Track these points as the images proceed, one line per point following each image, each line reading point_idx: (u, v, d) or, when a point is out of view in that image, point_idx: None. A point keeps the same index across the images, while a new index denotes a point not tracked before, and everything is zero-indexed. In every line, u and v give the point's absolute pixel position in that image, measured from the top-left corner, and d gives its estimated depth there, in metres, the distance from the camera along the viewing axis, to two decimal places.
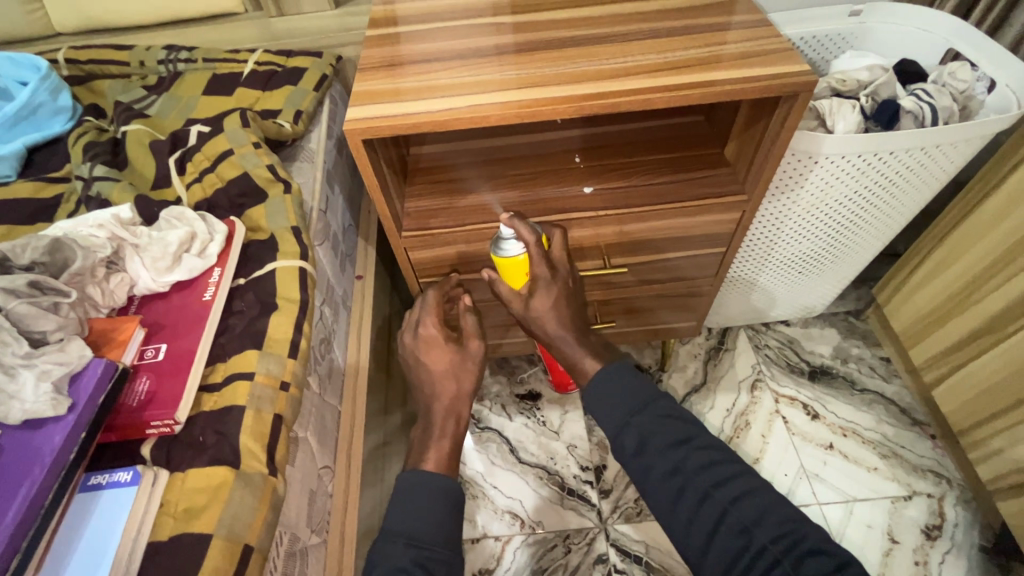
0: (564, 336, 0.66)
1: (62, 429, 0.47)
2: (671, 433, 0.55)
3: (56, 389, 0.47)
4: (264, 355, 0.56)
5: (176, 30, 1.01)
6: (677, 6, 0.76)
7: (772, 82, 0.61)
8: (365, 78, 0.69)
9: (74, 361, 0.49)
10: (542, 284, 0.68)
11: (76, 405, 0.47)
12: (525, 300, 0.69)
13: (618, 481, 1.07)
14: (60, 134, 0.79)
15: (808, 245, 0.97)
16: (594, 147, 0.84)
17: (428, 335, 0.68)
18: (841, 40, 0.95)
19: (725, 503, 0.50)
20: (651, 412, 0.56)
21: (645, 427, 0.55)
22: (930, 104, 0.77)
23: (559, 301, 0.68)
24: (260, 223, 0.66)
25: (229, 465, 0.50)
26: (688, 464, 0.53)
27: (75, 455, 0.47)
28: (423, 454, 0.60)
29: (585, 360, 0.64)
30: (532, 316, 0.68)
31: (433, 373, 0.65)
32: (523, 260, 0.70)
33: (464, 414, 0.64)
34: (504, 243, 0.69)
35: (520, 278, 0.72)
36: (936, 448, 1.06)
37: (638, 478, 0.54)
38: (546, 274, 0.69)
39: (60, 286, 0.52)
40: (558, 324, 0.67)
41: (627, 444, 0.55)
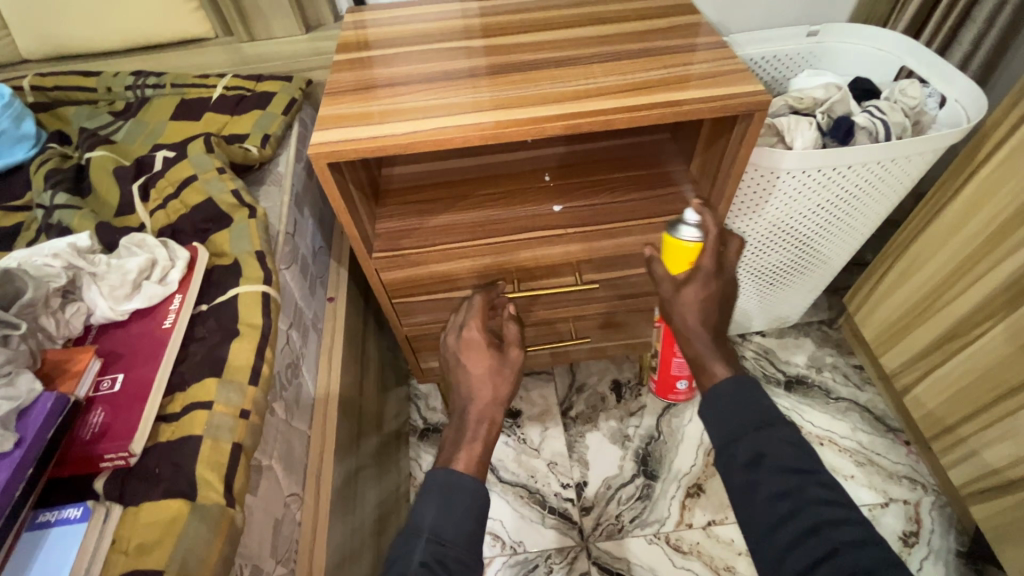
0: (699, 331, 0.65)
1: (9, 466, 0.45)
2: (790, 457, 0.52)
3: (1, 424, 0.45)
4: (223, 383, 0.55)
5: (145, 55, 1.01)
6: (640, 30, 0.78)
7: (729, 103, 0.63)
8: (334, 102, 0.69)
9: (22, 395, 0.47)
10: (700, 275, 0.68)
11: (24, 440, 0.46)
12: (677, 284, 0.69)
13: (599, 497, 1.07)
14: (22, 162, 0.78)
15: (777, 258, 0.99)
16: (564, 166, 0.85)
17: (471, 339, 0.73)
18: (799, 59, 0.99)
19: (833, 541, 0.46)
20: (777, 432, 0.53)
21: (766, 446, 0.52)
22: (883, 121, 0.80)
23: (710, 298, 0.66)
24: (223, 248, 0.66)
25: (184, 497, 0.49)
26: (807, 491, 0.49)
27: (21, 492, 0.45)
28: (452, 455, 0.61)
29: (715, 365, 0.61)
30: (678, 303, 0.67)
31: (470, 373, 0.69)
32: (694, 247, 0.71)
33: (497, 421, 0.65)
34: (681, 227, 0.71)
35: (682, 265, 0.73)
36: (910, 454, 1.08)
37: (741, 492, 0.52)
38: (709, 267, 0.68)
39: (9, 318, 0.50)
40: (701, 319, 0.65)
41: (738, 455, 0.53)
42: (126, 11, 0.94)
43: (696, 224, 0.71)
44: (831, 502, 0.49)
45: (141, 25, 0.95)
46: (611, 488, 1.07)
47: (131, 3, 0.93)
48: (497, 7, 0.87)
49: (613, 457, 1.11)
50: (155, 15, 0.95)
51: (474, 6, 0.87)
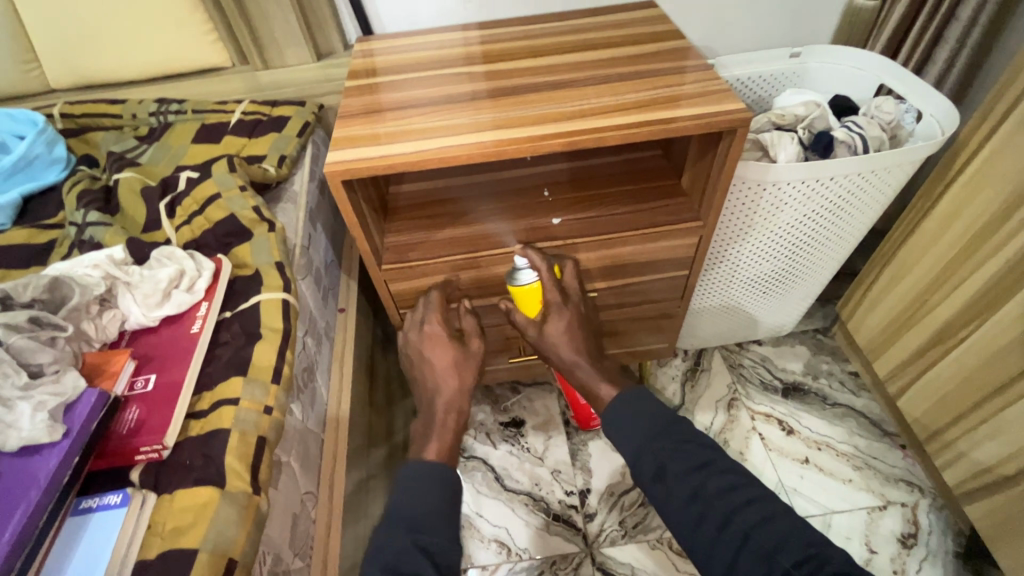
0: (579, 361, 0.74)
1: (57, 454, 0.49)
2: (690, 457, 0.58)
3: (51, 417, 0.50)
4: (248, 382, 0.59)
5: (167, 84, 1.07)
6: (631, 54, 0.84)
7: (713, 120, 0.68)
8: (346, 124, 0.74)
9: (69, 391, 0.52)
10: (554, 310, 0.77)
11: (71, 432, 0.50)
12: (539, 326, 0.77)
13: (603, 504, 1.09)
14: (54, 183, 0.83)
15: (770, 267, 1.03)
16: (562, 182, 0.90)
17: (433, 332, 0.76)
18: (784, 79, 1.04)
19: (745, 526, 0.53)
20: (669, 441, 0.60)
21: (666, 453, 0.59)
22: (860, 135, 0.84)
23: (570, 325, 0.76)
24: (245, 260, 0.70)
25: (216, 483, 0.52)
26: (709, 487, 0.56)
27: (68, 479, 0.49)
28: (423, 447, 0.66)
29: (600, 387, 0.71)
30: (545, 340, 0.76)
31: (438, 368, 0.73)
32: (534, 287, 0.78)
33: (463, 410, 0.71)
34: (518, 274, 0.78)
35: (535, 305, 0.79)
36: (907, 457, 1.10)
37: (660, 503, 0.58)
38: (556, 301, 0.77)
39: (58, 320, 0.55)
40: (571, 348, 0.75)
41: (645, 470, 0.59)
42: (150, 43, 1.00)
43: (526, 266, 0.78)
44: (741, 485, 0.56)
45: (164, 56, 1.02)
46: (614, 495, 1.10)
47: (156, 36, 0.99)
48: (496, 35, 0.93)
49: (615, 464, 1.14)
50: (178, 47, 1.01)
51: (475, 35, 0.93)
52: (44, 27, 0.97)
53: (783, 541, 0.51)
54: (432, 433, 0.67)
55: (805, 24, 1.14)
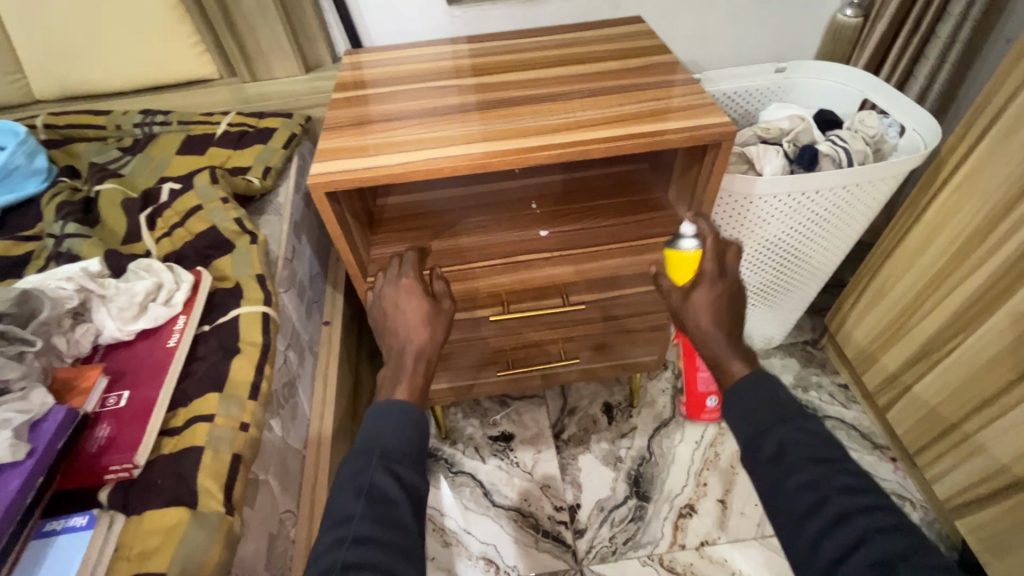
0: (715, 334, 0.65)
1: (20, 474, 0.47)
2: (814, 447, 0.51)
3: (15, 435, 0.47)
4: (224, 398, 0.58)
5: (153, 95, 1.06)
6: (618, 69, 0.84)
7: (700, 133, 0.68)
8: (332, 136, 0.74)
9: (35, 408, 0.50)
10: (707, 280, 0.68)
11: (35, 451, 0.48)
12: (686, 292, 0.69)
13: (593, 520, 1.07)
14: (33, 195, 0.81)
15: (757, 279, 1.03)
16: (550, 194, 0.90)
17: (409, 285, 0.73)
18: (769, 94, 1.05)
19: (862, 529, 0.45)
20: (798, 423, 0.53)
21: (788, 436, 0.52)
22: (845, 148, 0.85)
23: (720, 299, 0.67)
24: (225, 273, 0.69)
25: (184, 504, 0.50)
26: (830, 481, 0.48)
27: (31, 499, 0.48)
28: (392, 390, 0.64)
29: (731, 363, 0.62)
30: (688, 307, 0.68)
31: (409, 319, 0.70)
32: (695, 255, 0.74)
33: (433, 361, 0.68)
34: (682, 239, 0.75)
35: (686, 275, 0.75)
36: (897, 470, 1.09)
37: (769, 489, 0.50)
38: (713, 271, 0.69)
39: (26, 335, 0.53)
40: (714, 320, 0.66)
41: (762, 450, 0.52)
42: (137, 55, 1.00)
43: (694, 235, 0.75)
44: (863, 489, 0.48)
45: (150, 68, 1.02)
46: (604, 510, 1.08)
47: (142, 47, 0.99)
48: (486, 49, 0.93)
49: (606, 478, 1.12)
50: (165, 58, 1.01)
51: (464, 48, 0.94)
52: (29, 38, 0.96)
53: (907, 550, 0.43)
54: (399, 382, 0.65)
55: (789, 41, 1.15)
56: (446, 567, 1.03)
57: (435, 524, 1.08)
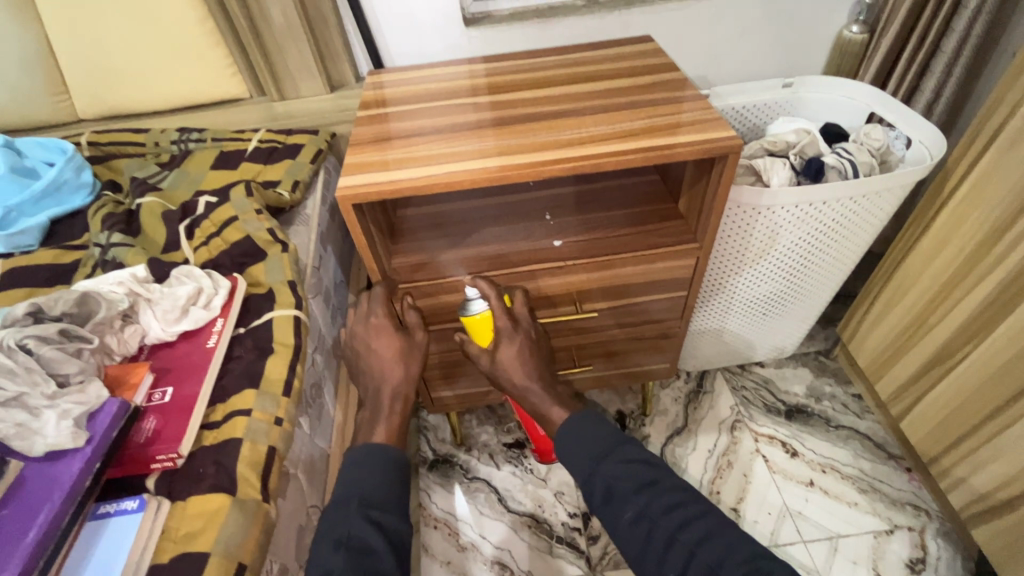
0: (532, 387, 0.75)
1: (79, 460, 0.51)
2: (636, 478, 0.61)
3: (75, 425, 0.52)
4: (260, 395, 0.61)
5: (188, 114, 1.13)
6: (628, 86, 0.88)
7: (707, 146, 0.71)
8: (356, 151, 0.78)
9: (92, 401, 0.54)
10: (505, 337, 0.77)
11: (93, 439, 0.52)
12: (491, 354, 0.78)
13: (606, 527, 1.08)
14: (79, 208, 0.87)
15: (767, 289, 1.05)
16: (563, 205, 0.93)
17: (378, 323, 0.75)
18: (777, 108, 1.08)
19: (688, 545, 0.55)
20: (616, 459, 0.63)
21: (611, 475, 0.62)
22: (850, 160, 0.88)
23: (522, 353, 0.77)
24: (259, 279, 0.73)
25: (226, 491, 0.54)
26: (653, 507, 0.58)
27: (89, 483, 0.51)
28: (372, 431, 0.68)
29: (552, 412, 0.73)
30: (498, 367, 0.77)
31: (383, 359, 0.73)
32: (484, 317, 0.78)
33: (409, 396, 0.72)
34: (470, 304, 0.78)
35: (487, 336, 0.80)
36: (913, 480, 1.09)
37: (610, 524, 0.60)
38: (506, 327, 0.77)
39: (84, 333, 0.59)
40: (524, 374, 0.76)
41: (595, 494, 0.62)
42: (175, 77, 1.06)
43: (478, 298, 0.79)
44: (683, 502, 0.59)
45: (186, 88, 1.08)
46: None
47: (179, 69, 1.05)
48: (500, 68, 0.98)
49: None
50: (199, 79, 1.07)
51: (480, 67, 0.98)
52: (76, 62, 1.03)
53: (727, 555, 0.54)
54: (379, 420, 0.69)
55: (796, 57, 1.18)
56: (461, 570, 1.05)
57: (451, 528, 1.10)
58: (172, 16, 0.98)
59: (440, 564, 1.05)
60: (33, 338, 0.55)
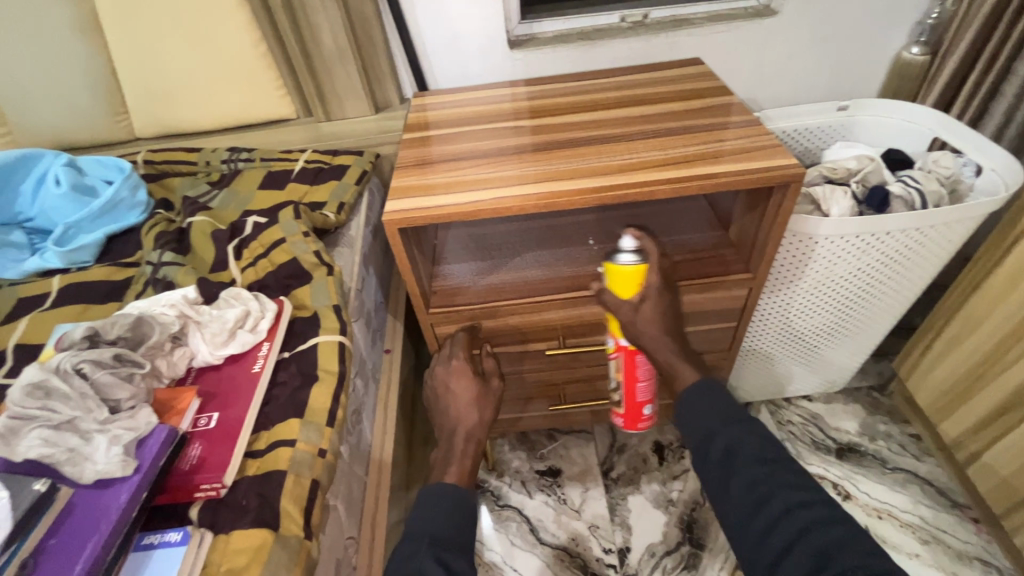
0: (667, 343, 0.71)
1: (128, 489, 0.51)
2: (760, 449, 0.59)
3: (124, 452, 0.52)
4: (305, 424, 0.61)
5: (237, 134, 1.16)
6: (677, 110, 0.85)
7: (765, 175, 0.68)
8: (401, 175, 0.78)
9: (142, 427, 0.54)
10: (649, 293, 0.72)
11: (141, 467, 0.52)
12: (635, 305, 0.72)
13: (643, 565, 1.03)
14: (133, 225, 0.89)
15: (819, 320, 1.00)
16: (605, 230, 0.91)
17: (459, 365, 0.79)
18: (832, 132, 1.04)
19: (803, 520, 0.51)
20: (748, 428, 0.61)
21: (733, 440, 0.60)
22: (918, 189, 0.83)
23: (665, 311, 0.72)
24: (304, 302, 0.73)
25: (269, 526, 0.52)
26: (772, 479, 0.55)
27: (136, 513, 0.51)
28: (444, 472, 0.69)
29: (681, 368, 0.70)
30: (637, 322, 0.72)
31: (459, 401, 0.76)
32: (636, 271, 0.70)
33: (482, 442, 0.74)
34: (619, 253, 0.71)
35: (630, 289, 0.72)
36: (980, 532, 1.01)
37: (719, 487, 0.58)
38: (655, 284, 0.71)
39: (137, 358, 0.59)
40: (663, 330, 0.72)
41: (713, 452, 0.60)
42: (227, 98, 1.09)
43: (635, 250, 0.71)
44: (799, 485, 0.55)
45: (236, 109, 1.11)
46: (655, 556, 1.04)
47: (232, 91, 1.08)
48: (544, 91, 0.97)
49: (657, 522, 1.08)
50: (249, 100, 1.10)
51: (523, 90, 0.98)
52: (137, 84, 1.07)
53: (845, 539, 0.49)
54: (451, 461, 0.70)
55: (851, 80, 1.14)
56: None
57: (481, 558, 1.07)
58: (228, 39, 1.02)
59: None
60: (89, 362, 0.56)
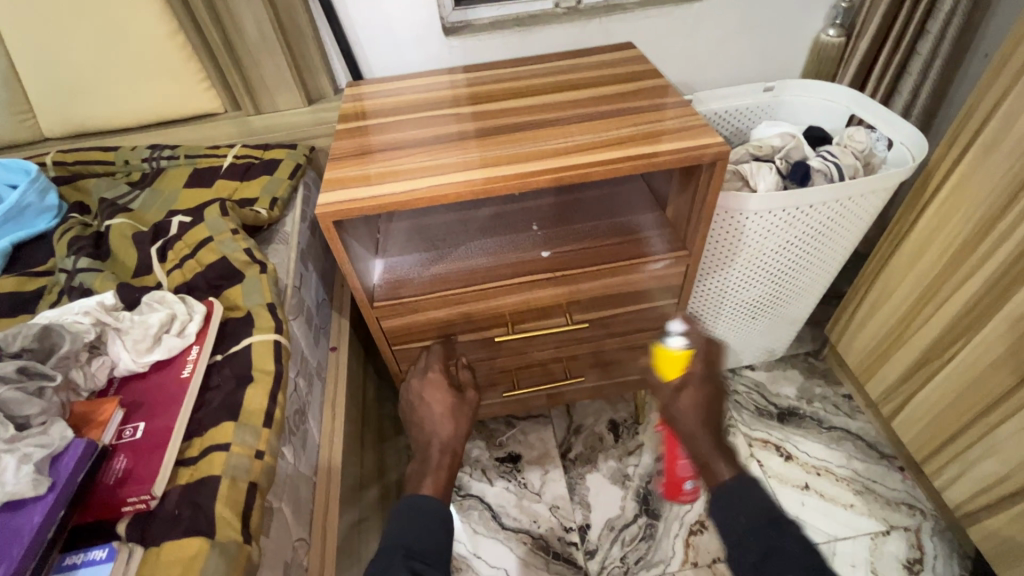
0: (699, 434, 0.74)
1: (42, 508, 0.48)
2: (801, 557, 0.56)
3: (36, 470, 0.49)
4: (239, 427, 0.59)
5: (159, 130, 1.09)
6: (614, 93, 0.87)
7: (691, 154, 0.70)
8: (336, 166, 0.76)
9: (55, 443, 0.51)
10: (693, 381, 0.81)
11: (57, 484, 0.49)
12: (674, 389, 0.81)
13: (603, 540, 1.06)
14: (45, 231, 0.83)
15: (756, 293, 1.05)
16: (549, 215, 0.92)
17: (434, 378, 0.83)
18: (760, 112, 1.08)
19: None
20: (783, 530, 0.59)
21: (768, 543, 0.59)
22: (835, 163, 0.87)
23: (705, 401, 0.78)
24: (236, 302, 0.70)
25: (204, 534, 0.51)
26: None
27: (53, 533, 0.48)
28: (419, 483, 0.71)
29: (716, 463, 0.70)
30: (677, 407, 0.79)
31: (435, 413, 0.80)
32: (683, 353, 0.86)
33: (457, 454, 0.76)
34: (670, 339, 0.89)
35: (675, 371, 0.84)
36: (906, 479, 1.09)
37: None
38: (698, 372, 0.81)
39: (47, 369, 0.55)
40: (698, 421, 0.76)
41: (747, 557, 0.59)
42: (144, 93, 1.03)
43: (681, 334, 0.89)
44: None
45: (156, 104, 1.04)
46: (614, 529, 1.07)
47: (150, 84, 1.02)
48: (483, 78, 0.96)
49: (614, 497, 1.12)
50: (170, 94, 1.03)
51: (462, 77, 0.96)
52: (40, 80, 0.99)
53: None
54: (426, 473, 0.72)
55: (776, 62, 1.19)
56: None
57: None
58: (141, 29, 0.95)
59: None
60: None
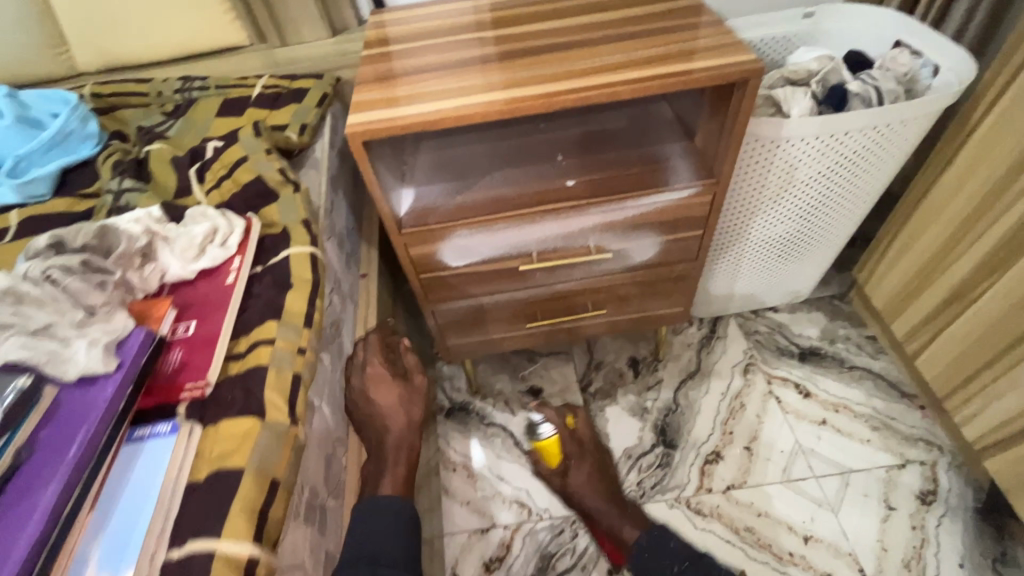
0: (607, 508, 0.95)
1: (113, 383, 0.55)
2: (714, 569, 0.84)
3: (106, 352, 0.55)
4: (283, 325, 0.64)
5: (188, 63, 1.10)
6: (645, 14, 0.84)
7: (722, 71, 0.68)
8: (364, 90, 0.76)
9: (120, 329, 0.57)
10: (573, 464, 0.99)
11: (124, 364, 0.56)
12: (562, 476, 1.00)
13: (620, 466, 1.11)
14: (88, 157, 0.87)
15: (784, 229, 1.04)
16: (574, 145, 0.92)
17: (375, 373, 0.74)
18: (798, 40, 1.03)
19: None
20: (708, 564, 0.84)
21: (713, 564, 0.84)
22: (875, 87, 0.84)
23: (591, 476, 0.98)
24: (273, 219, 0.74)
25: (256, 415, 0.57)
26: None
27: (123, 407, 0.55)
28: (377, 484, 0.68)
29: (625, 529, 0.93)
30: (574, 488, 0.98)
31: (383, 408, 0.73)
32: (552, 441, 1.00)
33: (414, 445, 0.73)
34: (540, 431, 1.01)
35: (556, 458, 1.00)
36: (926, 417, 1.10)
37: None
38: (574, 452, 1.00)
39: (106, 265, 0.61)
40: (594, 495, 0.97)
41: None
42: (172, 24, 1.03)
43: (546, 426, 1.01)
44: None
45: (183, 38, 1.05)
46: (631, 457, 1.11)
47: (176, 15, 1.02)
48: (507, 3, 0.94)
49: (633, 428, 1.15)
50: (196, 26, 1.04)
51: (485, 3, 0.94)
52: (72, 11, 1.00)
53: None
54: (383, 473, 0.69)
55: None
56: (480, 508, 1.09)
57: (470, 472, 1.13)
58: None
59: (461, 504, 1.09)
60: (59, 269, 0.59)
